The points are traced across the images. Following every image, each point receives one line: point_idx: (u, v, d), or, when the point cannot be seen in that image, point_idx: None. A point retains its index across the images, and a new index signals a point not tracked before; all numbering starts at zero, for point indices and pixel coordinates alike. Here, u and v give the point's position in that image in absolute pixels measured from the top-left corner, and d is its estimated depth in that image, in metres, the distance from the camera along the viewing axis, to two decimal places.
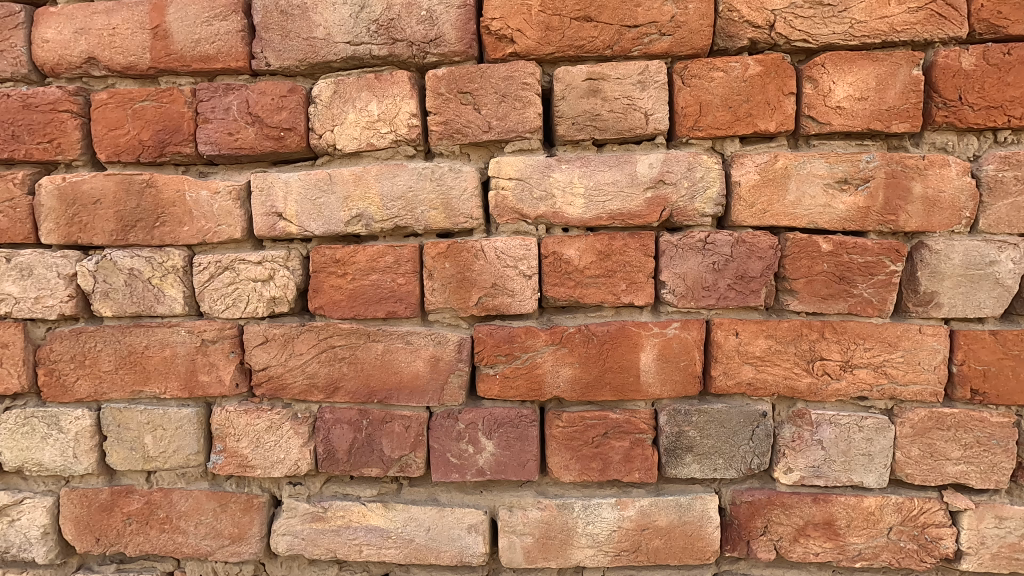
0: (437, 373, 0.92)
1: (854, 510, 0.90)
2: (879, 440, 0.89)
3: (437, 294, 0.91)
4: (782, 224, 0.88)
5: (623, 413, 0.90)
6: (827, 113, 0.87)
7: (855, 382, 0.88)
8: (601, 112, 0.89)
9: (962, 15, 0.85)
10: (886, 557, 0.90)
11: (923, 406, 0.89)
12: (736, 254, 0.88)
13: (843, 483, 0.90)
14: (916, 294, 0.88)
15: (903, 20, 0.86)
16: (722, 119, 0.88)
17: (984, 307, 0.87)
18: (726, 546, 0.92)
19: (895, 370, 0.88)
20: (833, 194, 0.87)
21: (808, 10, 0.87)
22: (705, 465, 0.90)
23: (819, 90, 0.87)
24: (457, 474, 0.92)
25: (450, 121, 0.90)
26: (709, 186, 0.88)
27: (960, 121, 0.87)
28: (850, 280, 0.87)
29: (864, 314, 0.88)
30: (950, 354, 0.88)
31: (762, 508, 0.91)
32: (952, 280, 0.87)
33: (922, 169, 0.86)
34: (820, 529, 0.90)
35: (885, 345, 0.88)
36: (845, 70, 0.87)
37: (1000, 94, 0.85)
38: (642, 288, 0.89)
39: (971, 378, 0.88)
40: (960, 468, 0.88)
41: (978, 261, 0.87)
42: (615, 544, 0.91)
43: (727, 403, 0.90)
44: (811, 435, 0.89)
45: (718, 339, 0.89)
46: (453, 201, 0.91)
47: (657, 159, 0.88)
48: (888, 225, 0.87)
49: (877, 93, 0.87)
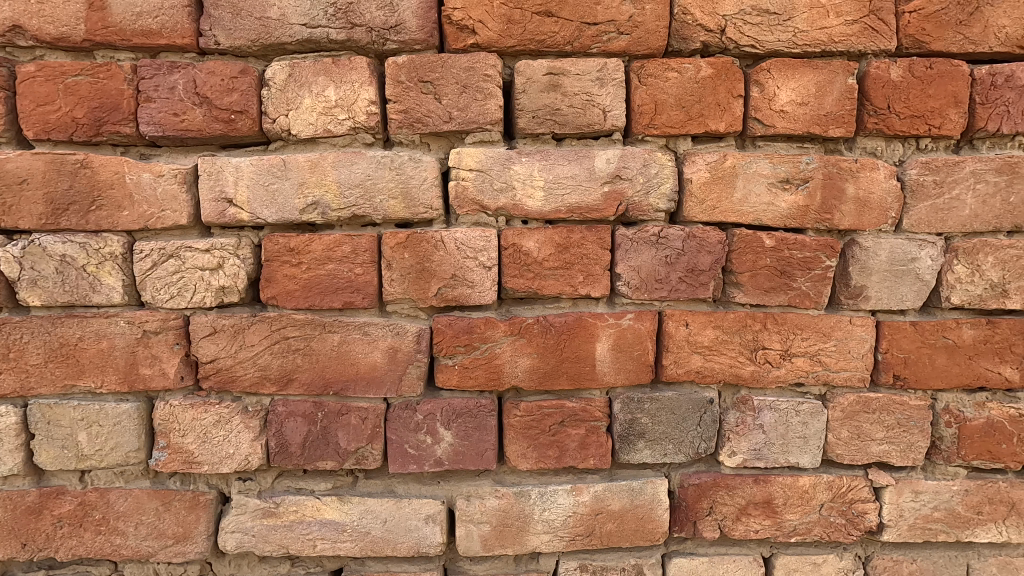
0: (396, 364, 0.91)
1: (790, 489, 0.96)
2: (813, 423, 0.95)
3: (395, 285, 0.90)
4: (730, 220, 0.93)
5: (579, 402, 0.93)
6: (771, 116, 0.92)
7: (794, 370, 0.95)
8: (560, 106, 0.91)
9: (891, 30, 0.92)
10: (818, 531, 0.97)
11: (852, 391, 0.96)
12: (687, 247, 0.92)
13: (781, 464, 0.96)
14: (848, 288, 0.94)
15: (841, 32, 0.92)
16: (676, 119, 0.92)
17: (906, 299, 0.95)
18: (675, 527, 0.96)
19: (828, 358, 0.95)
20: (776, 193, 0.92)
21: (756, 17, 0.91)
22: (656, 450, 0.94)
23: (765, 94, 0.92)
24: (415, 465, 0.92)
25: (410, 110, 0.90)
26: (663, 182, 0.92)
27: (888, 128, 0.94)
28: (790, 274, 0.93)
29: (802, 306, 0.94)
30: (877, 343, 0.96)
31: (708, 490, 0.95)
32: (879, 275, 0.94)
33: (855, 171, 0.93)
34: (759, 508, 0.96)
35: (819, 334, 0.94)
36: (788, 76, 0.92)
37: (923, 105, 0.93)
38: (599, 280, 0.92)
39: (894, 364, 0.95)
40: (883, 447, 0.96)
41: (901, 258, 0.94)
42: (570, 529, 0.94)
43: (677, 391, 0.94)
44: (753, 419, 0.95)
45: (670, 329, 0.93)
46: (412, 191, 0.90)
47: (613, 155, 0.91)
48: (824, 223, 0.93)
49: (817, 99, 0.92)
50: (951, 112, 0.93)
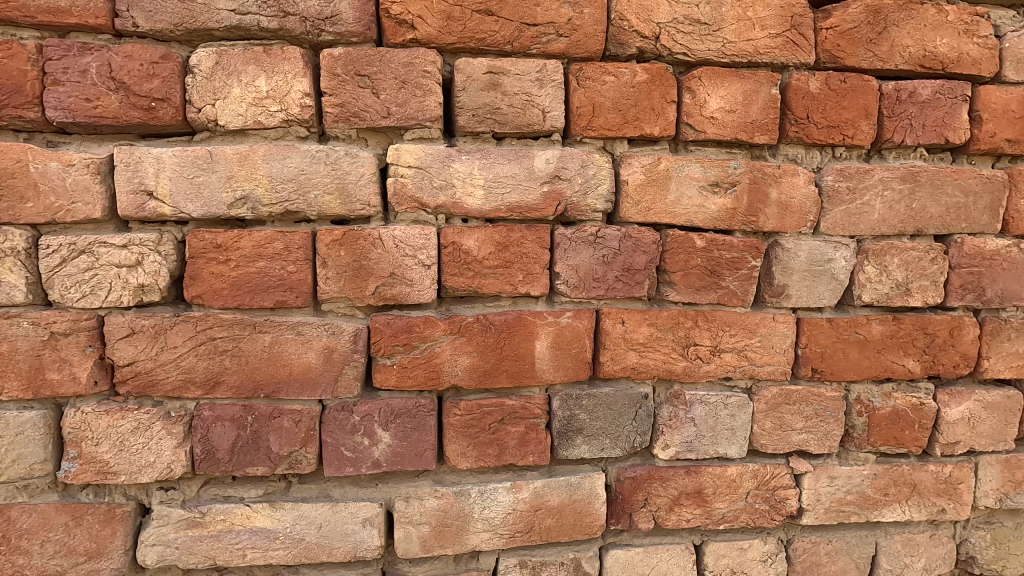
0: (331, 365, 0.88)
1: (719, 478, 1.00)
2: (740, 415, 1.00)
3: (331, 283, 0.88)
4: (664, 221, 0.96)
5: (519, 400, 0.93)
6: (702, 121, 0.96)
7: (722, 365, 0.99)
8: (500, 105, 0.91)
9: (810, 44, 0.98)
10: (744, 518, 1.02)
11: (775, 384, 1.01)
12: (623, 247, 0.94)
13: (711, 455, 1.00)
14: (772, 287, 1.00)
15: (765, 44, 0.97)
16: (613, 121, 0.94)
17: (823, 297, 1.01)
18: (611, 520, 0.99)
19: (753, 353, 1.00)
20: (706, 196, 0.96)
21: (688, 27, 0.95)
22: (593, 445, 0.96)
23: (696, 100, 0.96)
24: (351, 467, 0.90)
25: (346, 104, 0.87)
26: (600, 183, 0.94)
27: (807, 137, 1.00)
28: (719, 273, 0.97)
29: (730, 304, 0.99)
30: (797, 338, 1.02)
31: (642, 482, 0.98)
32: (799, 275, 1.00)
33: (777, 177, 0.98)
34: (691, 498, 1.00)
35: (746, 331, 0.99)
36: (717, 84, 0.96)
37: (838, 116, 1.00)
38: (538, 279, 0.93)
39: (812, 359, 1.01)
40: (803, 436, 1.02)
41: (819, 258, 1.00)
42: (509, 527, 0.94)
43: (613, 387, 0.97)
44: (685, 413, 0.99)
45: (606, 327, 0.95)
46: (349, 187, 0.88)
47: (552, 155, 0.92)
48: (750, 225, 0.98)
49: (743, 107, 0.97)
50: (862, 123, 1.00)
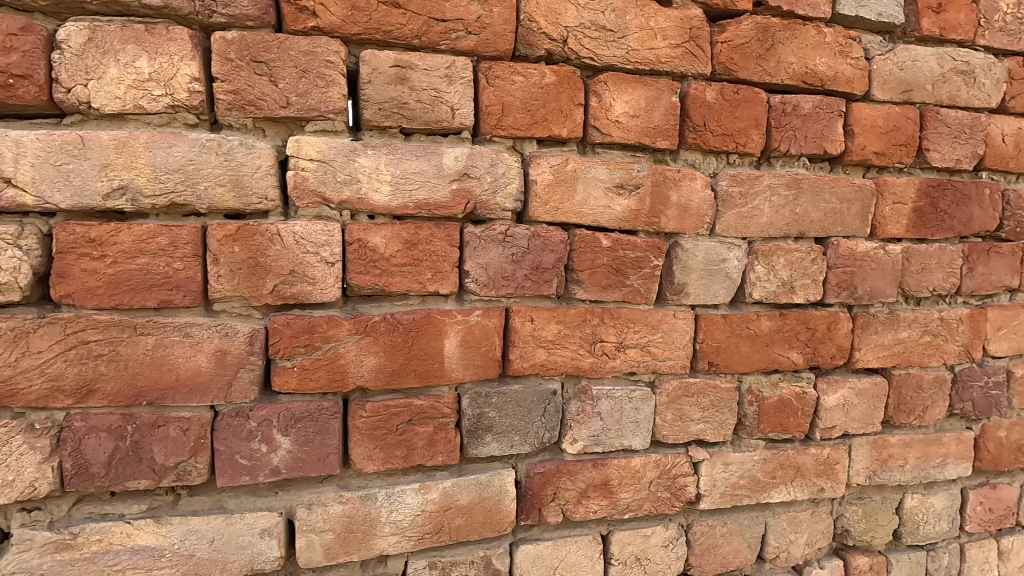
0: (224, 368, 0.83)
1: (624, 470, 1.04)
2: (643, 408, 1.04)
3: (224, 281, 0.82)
4: (571, 221, 0.98)
5: (428, 399, 0.92)
6: (608, 125, 1.00)
7: (627, 360, 1.03)
8: (408, 100, 0.90)
9: (707, 56, 1.04)
10: (647, 506, 1.07)
11: (675, 377, 1.07)
12: (532, 246, 0.96)
13: (616, 447, 1.04)
14: (672, 285, 1.05)
15: (666, 54, 1.02)
16: (522, 121, 0.95)
17: (718, 295, 1.08)
18: (521, 516, 1.00)
19: (656, 349, 1.04)
20: (612, 197, 1.00)
21: (594, 32, 0.98)
22: (503, 443, 0.96)
23: (602, 104, 0.99)
24: (248, 476, 0.85)
25: (241, 91, 0.82)
26: (509, 182, 0.95)
27: (704, 143, 1.05)
28: (624, 272, 1.01)
29: (634, 301, 1.03)
30: (695, 334, 1.07)
31: (551, 477, 1.00)
32: (697, 274, 1.06)
33: (677, 180, 1.03)
34: (597, 490, 1.03)
35: (649, 327, 1.04)
36: (622, 89, 1.00)
37: (732, 125, 1.06)
38: (447, 277, 0.92)
39: (709, 353, 1.08)
40: (701, 426, 1.08)
41: (714, 259, 1.07)
42: (418, 529, 0.93)
43: (523, 384, 0.98)
44: (592, 407, 1.02)
45: (516, 325, 0.96)
46: (243, 180, 0.83)
47: (461, 153, 0.92)
48: (653, 226, 1.03)
49: (646, 113, 1.01)
50: (753, 133, 1.08)
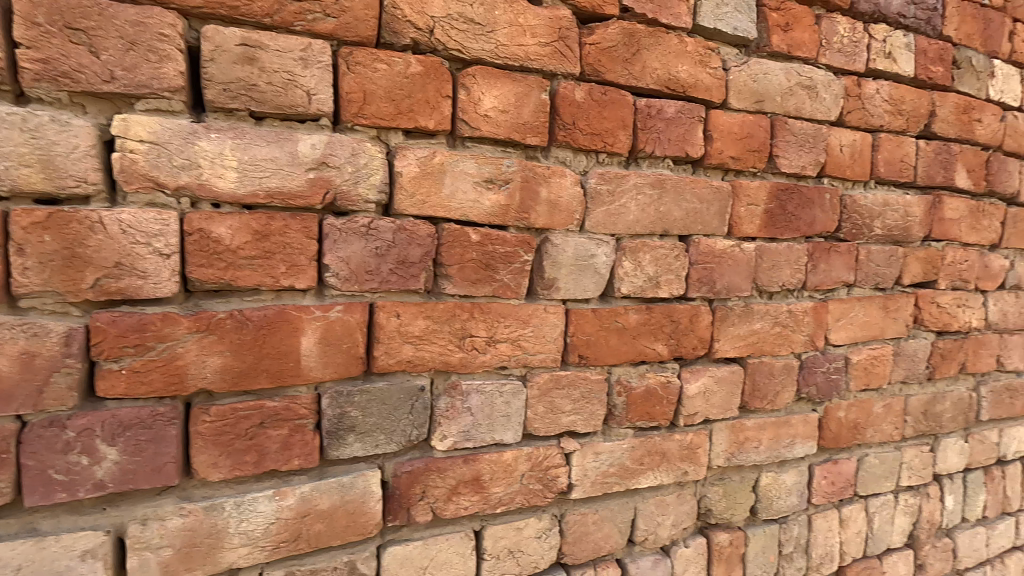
0: (33, 373, 0.74)
1: (495, 464, 1.05)
2: (514, 402, 1.05)
3: (31, 275, 0.73)
4: (439, 215, 0.97)
5: (282, 400, 0.87)
6: (477, 119, 0.99)
7: (498, 354, 1.03)
8: (257, 82, 0.84)
9: (575, 56, 1.07)
10: (519, 499, 1.08)
11: (547, 371, 1.08)
12: (397, 239, 0.93)
13: (487, 442, 1.04)
14: (543, 280, 1.06)
15: (535, 51, 1.03)
16: (385, 111, 0.92)
17: (588, 290, 1.11)
18: (388, 517, 0.97)
19: (526, 342, 1.06)
20: (481, 192, 0.99)
21: (462, 24, 0.96)
22: (367, 443, 0.93)
23: (471, 97, 0.98)
24: (64, 493, 0.76)
25: (53, 61, 0.73)
26: (372, 173, 0.92)
27: (573, 141, 1.08)
28: (493, 267, 1.01)
29: (505, 296, 1.03)
30: (566, 327, 1.10)
31: (420, 475, 0.99)
32: (567, 269, 1.08)
33: (547, 177, 1.05)
34: (468, 486, 1.03)
35: (519, 322, 1.05)
36: (491, 83, 0.99)
37: (600, 125, 1.10)
38: (304, 271, 0.88)
39: (579, 345, 1.11)
40: (571, 418, 1.11)
41: (584, 254, 1.10)
42: (273, 538, 0.88)
43: (388, 381, 0.95)
44: (462, 403, 1.01)
45: (380, 321, 0.93)
46: (56, 160, 0.74)
47: (319, 141, 0.88)
48: (523, 222, 1.03)
49: (516, 108, 1.02)
50: (620, 133, 1.12)
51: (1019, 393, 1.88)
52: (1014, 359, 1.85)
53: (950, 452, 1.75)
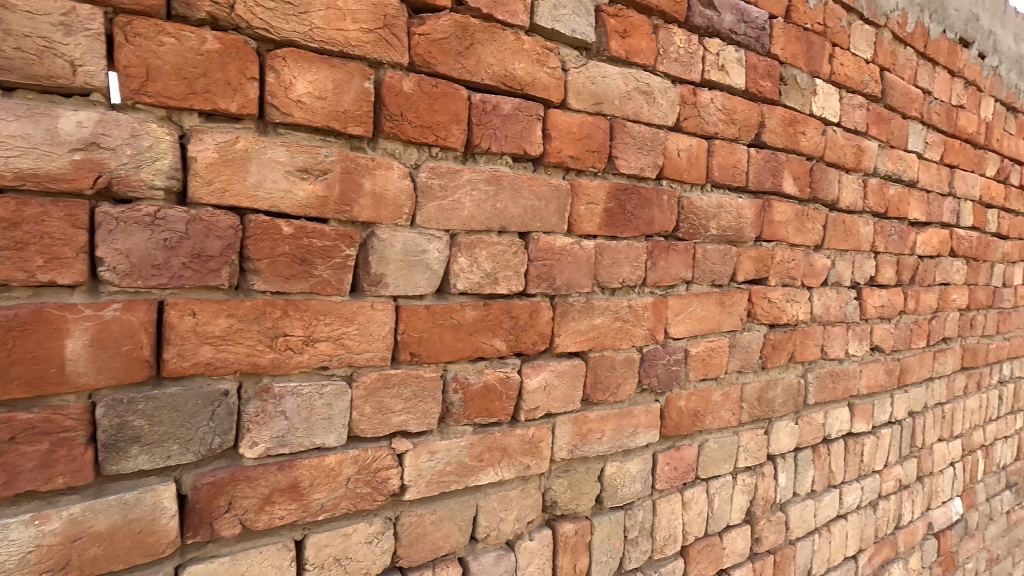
0: None
1: (316, 469, 1.00)
2: (337, 403, 1.01)
3: None
4: (244, 205, 0.90)
5: (42, 411, 0.77)
6: (288, 104, 0.93)
7: (317, 354, 0.98)
8: (2, 47, 0.73)
9: (403, 46, 1.03)
10: (345, 504, 1.04)
11: (375, 370, 1.05)
12: (191, 231, 0.86)
13: (306, 447, 0.99)
14: (369, 275, 1.02)
15: (357, 38, 0.98)
16: (175, 89, 0.84)
17: (419, 286, 1.08)
18: (187, 534, 0.89)
19: (351, 341, 1.01)
20: (294, 181, 0.93)
21: (269, 2, 0.90)
22: (156, 454, 0.85)
23: (281, 81, 0.92)
24: None
25: None
26: (158, 157, 0.83)
27: (402, 133, 1.05)
28: (310, 261, 0.96)
29: (324, 292, 0.98)
30: (396, 325, 1.07)
31: (224, 486, 0.91)
32: (395, 265, 1.05)
33: (371, 169, 1.01)
34: (284, 494, 0.97)
35: (342, 319, 1.00)
36: (305, 68, 0.94)
37: (431, 118, 1.07)
38: (69, 265, 0.78)
39: (409, 343, 1.08)
40: (402, 417, 1.08)
41: (414, 249, 1.07)
42: (32, 568, 0.77)
43: (183, 386, 0.87)
44: (274, 407, 0.95)
45: (171, 320, 0.85)
46: None
47: (88, 118, 0.78)
48: (344, 215, 0.99)
49: (334, 96, 0.97)
50: (453, 127, 1.10)
51: (840, 379, 2.12)
52: (835, 348, 2.08)
53: (782, 434, 1.94)
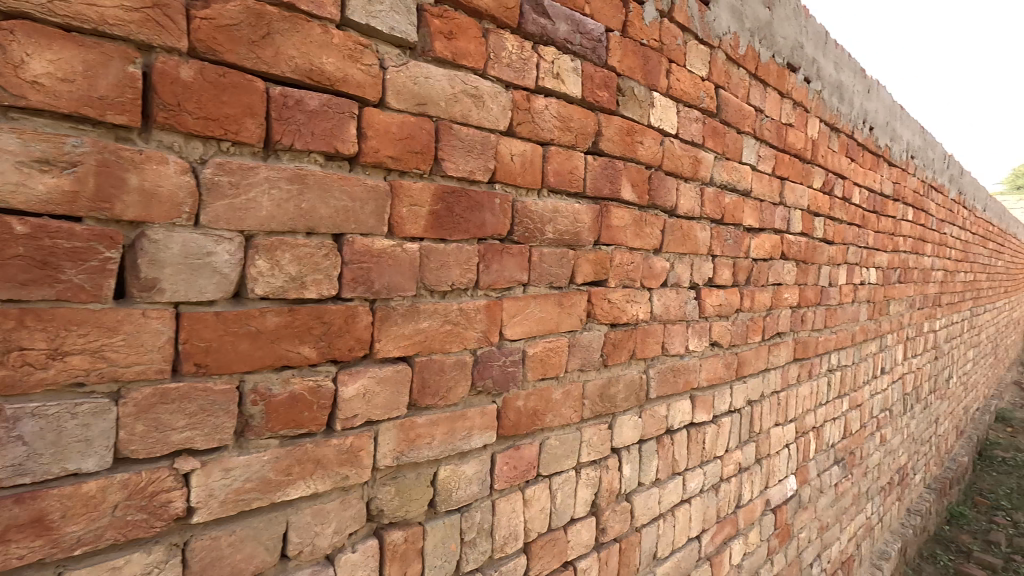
0: None
1: (70, 499, 0.89)
2: (97, 423, 0.90)
3: None
4: None
5: None
6: (21, 86, 0.82)
7: (67, 369, 0.88)
8: None
9: (179, 29, 0.94)
10: (110, 535, 0.94)
11: (148, 385, 0.95)
12: None
13: (55, 473, 0.88)
14: (138, 280, 0.93)
15: (116, 15, 0.88)
16: None
17: (205, 291, 1.00)
18: None
19: (114, 353, 0.91)
20: (29, 174, 0.83)
21: None
22: None
23: (9, 58, 0.81)
24: None
25: None
26: None
27: (180, 125, 0.96)
28: (55, 265, 0.86)
29: (76, 300, 0.88)
30: (177, 334, 0.98)
31: None
32: (172, 268, 0.96)
33: (137, 162, 0.92)
34: (25, 529, 0.86)
35: (101, 329, 0.90)
36: (42, 45, 0.83)
37: (216, 110, 0.99)
38: None
39: (194, 353, 0.99)
40: (185, 434, 0.99)
41: (197, 251, 0.99)
42: None
43: None
44: (7, 432, 0.84)
45: None
46: None
47: None
48: (101, 213, 0.89)
49: (86, 79, 0.87)
50: (247, 121, 1.03)
51: (680, 373, 2.28)
52: (676, 345, 2.24)
53: (624, 427, 2.06)
